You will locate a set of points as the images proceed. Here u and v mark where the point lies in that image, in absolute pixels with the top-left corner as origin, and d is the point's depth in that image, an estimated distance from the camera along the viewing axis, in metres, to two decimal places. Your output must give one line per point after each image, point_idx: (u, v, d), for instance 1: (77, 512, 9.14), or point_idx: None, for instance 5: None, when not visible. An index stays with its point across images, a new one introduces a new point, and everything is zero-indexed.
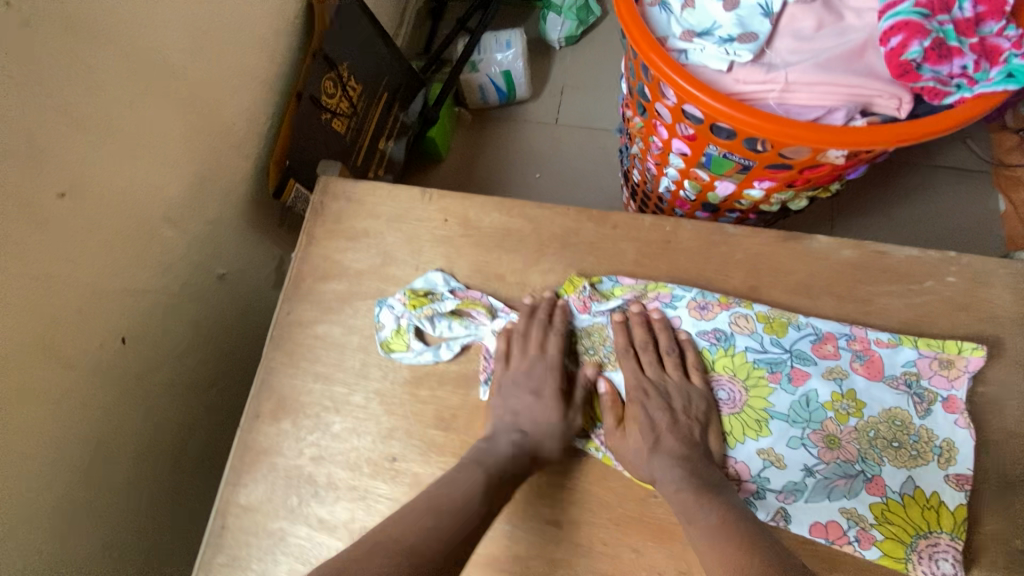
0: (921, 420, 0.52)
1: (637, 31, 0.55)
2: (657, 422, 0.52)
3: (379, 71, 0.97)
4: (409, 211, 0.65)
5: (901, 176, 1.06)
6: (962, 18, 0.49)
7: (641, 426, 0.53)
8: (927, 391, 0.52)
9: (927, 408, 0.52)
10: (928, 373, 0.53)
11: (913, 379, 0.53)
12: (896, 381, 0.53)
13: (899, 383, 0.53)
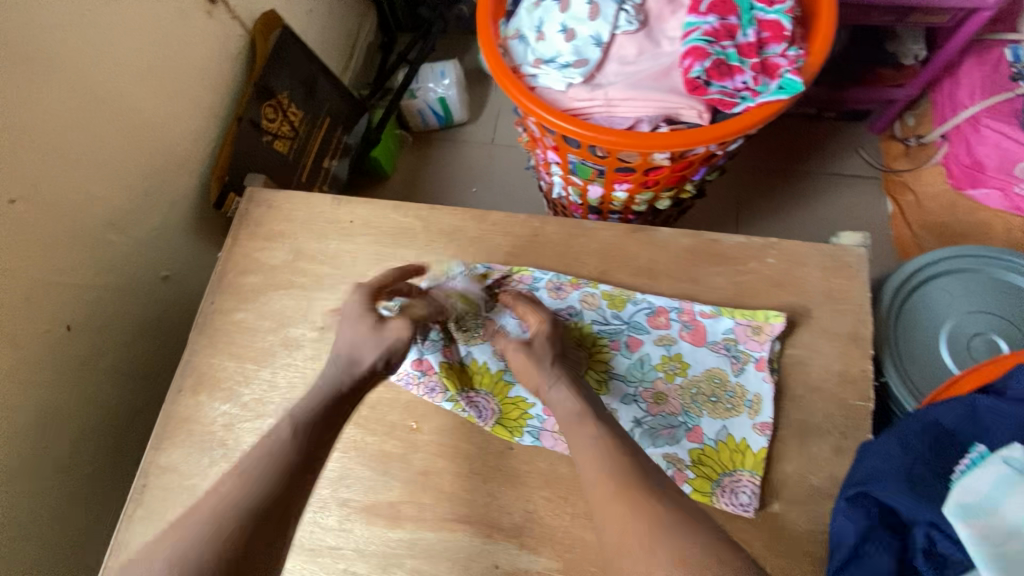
0: (735, 377, 0.61)
1: (493, 60, 0.65)
2: (538, 358, 0.56)
3: (320, 98, 1.09)
4: (320, 215, 0.76)
5: (798, 185, 1.17)
6: (744, 43, 0.60)
7: (528, 367, 0.56)
8: (743, 353, 0.62)
9: (741, 367, 0.61)
10: (743, 339, 0.62)
11: (731, 344, 0.62)
12: (717, 346, 0.62)
13: (719, 347, 0.62)
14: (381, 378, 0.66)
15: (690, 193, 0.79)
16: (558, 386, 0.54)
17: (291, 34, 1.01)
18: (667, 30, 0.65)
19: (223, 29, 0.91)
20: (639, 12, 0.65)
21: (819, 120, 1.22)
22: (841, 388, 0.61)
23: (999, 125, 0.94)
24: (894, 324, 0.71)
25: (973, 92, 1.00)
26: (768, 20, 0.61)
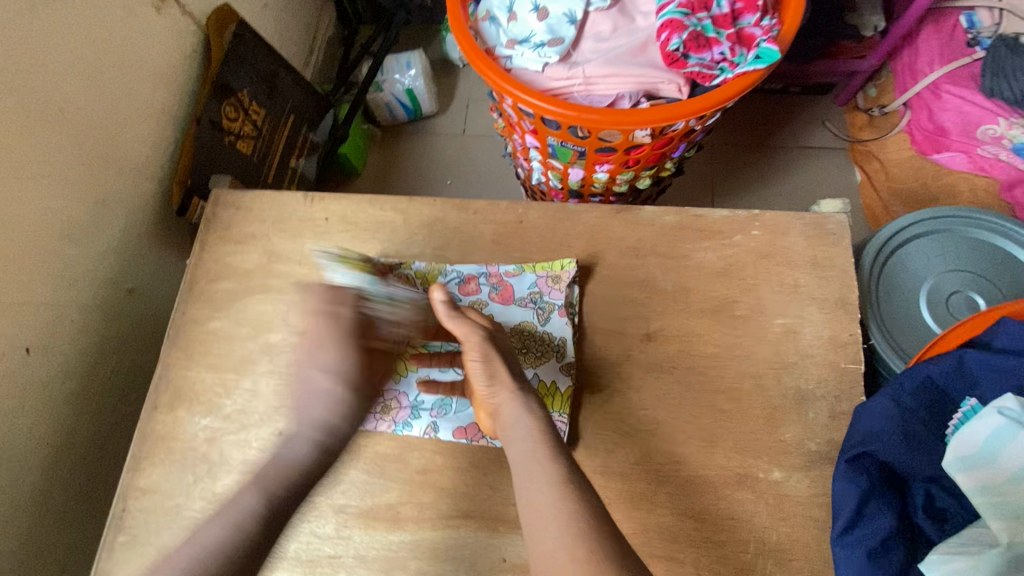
0: (543, 327, 0.63)
1: (466, 43, 0.63)
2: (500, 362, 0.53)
3: (283, 94, 1.04)
4: (293, 214, 0.72)
5: (769, 159, 1.19)
6: (720, 13, 0.60)
7: (496, 373, 0.52)
8: (547, 303, 0.64)
9: (546, 317, 0.64)
10: (546, 290, 0.65)
11: (536, 297, 0.65)
12: (523, 301, 0.65)
13: (526, 302, 0.64)
14: None
15: (669, 170, 0.78)
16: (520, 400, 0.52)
17: (245, 28, 0.96)
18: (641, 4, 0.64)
19: (174, 25, 0.86)
20: None
21: (785, 94, 1.23)
22: (832, 353, 0.61)
23: (959, 91, 0.99)
24: (876, 288, 0.73)
25: (932, 59, 1.03)
26: None
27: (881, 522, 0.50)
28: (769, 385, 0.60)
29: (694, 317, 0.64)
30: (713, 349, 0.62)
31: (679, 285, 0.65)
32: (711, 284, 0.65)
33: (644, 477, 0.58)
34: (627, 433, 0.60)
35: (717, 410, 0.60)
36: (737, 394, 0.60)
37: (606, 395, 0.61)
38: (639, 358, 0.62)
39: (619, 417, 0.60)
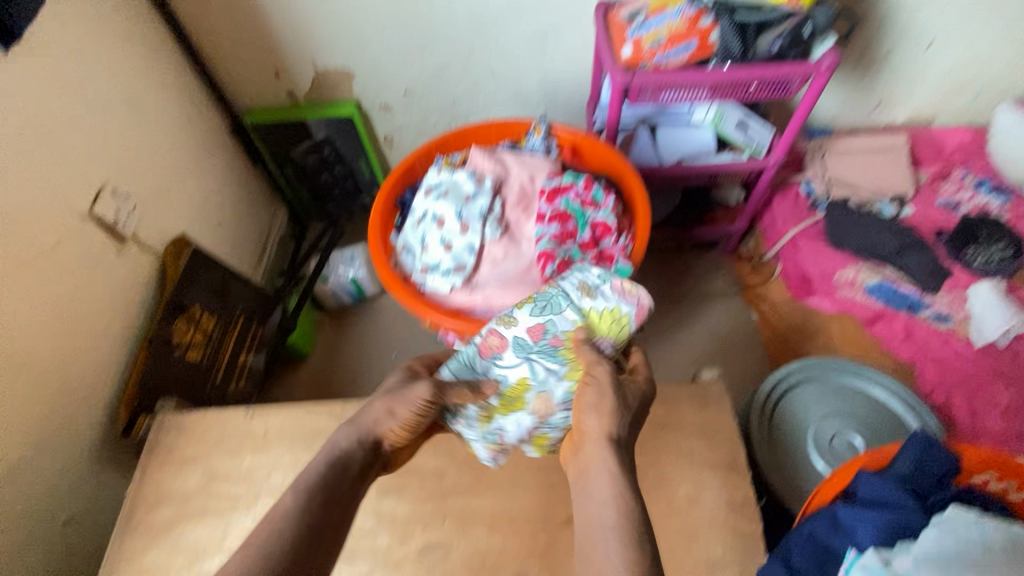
0: (535, 356, 0.71)
1: (386, 275, 0.77)
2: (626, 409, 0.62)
3: (233, 299, 1.15)
4: (233, 431, 0.78)
5: (677, 308, 1.35)
6: (583, 241, 0.78)
7: (613, 420, 0.59)
8: (557, 360, 0.71)
9: (547, 355, 0.71)
10: (557, 343, 0.71)
11: (558, 346, 0.71)
12: (553, 339, 0.71)
13: (552, 342, 0.71)
14: None
15: None
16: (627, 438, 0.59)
17: (198, 253, 1.09)
18: (525, 232, 0.81)
19: (133, 261, 0.98)
20: (500, 222, 0.80)
21: (681, 251, 1.42)
22: (730, 514, 0.68)
23: (812, 245, 1.20)
24: (770, 437, 0.82)
25: (786, 219, 1.26)
26: (598, 220, 0.79)
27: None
28: (680, 556, 0.65)
29: None
30: None
31: None
32: None
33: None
34: None
35: None
36: None
37: None
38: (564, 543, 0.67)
39: None
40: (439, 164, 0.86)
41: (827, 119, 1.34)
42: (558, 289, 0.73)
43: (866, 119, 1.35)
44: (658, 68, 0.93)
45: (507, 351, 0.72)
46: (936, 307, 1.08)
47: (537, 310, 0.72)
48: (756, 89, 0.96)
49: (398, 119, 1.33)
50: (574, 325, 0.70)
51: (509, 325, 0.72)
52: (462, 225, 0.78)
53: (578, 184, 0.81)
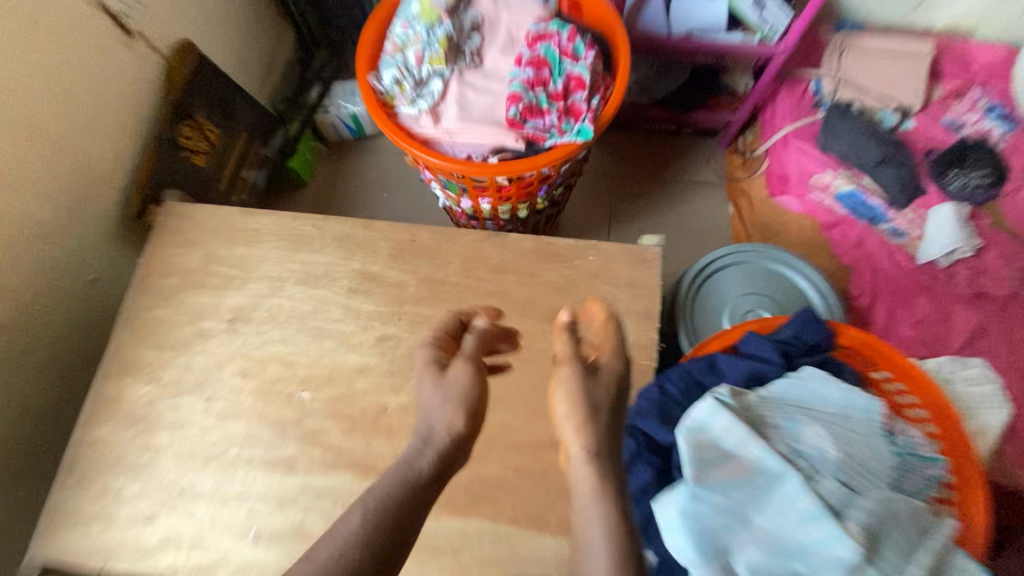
0: (408, 25, 0.82)
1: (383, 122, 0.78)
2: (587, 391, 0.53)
3: (237, 113, 1.21)
4: (229, 226, 0.90)
5: (656, 191, 1.38)
6: (554, 90, 0.78)
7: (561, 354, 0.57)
8: (417, 23, 0.82)
9: (413, 11, 0.83)
10: (415, 21, 0.82)
11: (416, 22, 0.82)
12: (413, 25, 0.82)
13: (413, 26, 0.82)
14: (283, 360, 0.81)
15: (543, 204, 0.96)
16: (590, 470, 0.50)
17: (205, 63, 1.13)
18: (495, 68, 0.82)
19: (140, 56, 1.01)
20: (476, 59, 0.82)
21: (680, 134, 1.41)
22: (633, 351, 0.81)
23: (801, 144, 1.21)
24: (692, 302, 0.93)
25: (785, 116, 1.25)
26: (573, 73, 0.78)
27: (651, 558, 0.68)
28: None
29: (537, 320, 0.82)
30: (547, 346, 0.81)
31: (527, 297, 0.84)
32: (555, 296, 0.84)
33: (483, 449, 0.75)
34: None
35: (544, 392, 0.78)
36: None
37: None
38: (493, 352, 0.80)
39: None
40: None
41: (861, 13, 1.27)
42: None
43: (904, 20, 1.27)
44: None
45: (401, 40, 0.82)
46: (896, 222, 1.12)
47: (409, 10, 0.83)
48: None
49: None
50: (421, 8, 0.82)
51: (406, 19, 0.83)
52: (436, 73, 0.80)
53: (561, 35, 0.79)
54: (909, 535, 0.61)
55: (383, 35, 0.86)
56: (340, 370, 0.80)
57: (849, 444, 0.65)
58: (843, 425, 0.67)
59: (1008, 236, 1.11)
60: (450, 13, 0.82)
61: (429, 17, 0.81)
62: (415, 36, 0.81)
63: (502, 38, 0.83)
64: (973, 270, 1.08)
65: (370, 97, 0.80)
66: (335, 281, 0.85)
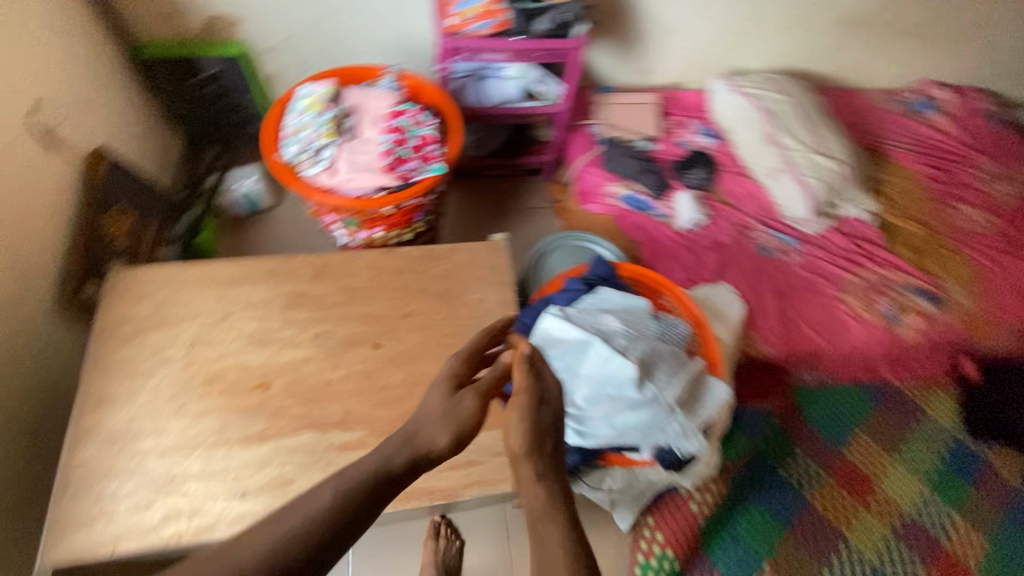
0: (301, 116, 1.18)
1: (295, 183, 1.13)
2: (526, 419, 0.79)
3: (147, 204, 1.42)
4: (173, 278, 1.12)
5: (506, 218, 1.82)
6: (412, 145, 1.16)
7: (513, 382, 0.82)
8: (307, 114, 1.17)
9: (303, 106, 1.19)
10: (305, 112, 1.18)
11: (307, 113, 1.17)
12: (304, 115, 1.17)
13: (305, 116, 1.17)
14: (241, 366, 1.05)
15: (421, 228, 1.33)
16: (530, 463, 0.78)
17: (117, 166, 1.35)
18: (368, 136, 1.19)
19: (64, 163, 1.22)
20: (354, 132, 1.19)
21: (516, 176, 1.89)
22: (502, 308, 1.18)
23: (592, 169, 1.74)
24: (534, 276, 1.37)
25: (578, 151, 1.79)
26: (423, 133, 1.18)
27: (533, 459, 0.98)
28: (470, 326, 1.14)
29: (431, 301, 1.16)
30: (442, 315, 1.15)
31: (421, 287, 1.17)
32: (441, 283, 1.19)
33: (409, 391, 1.05)
34: (400, 364, 1.08)
35: (445, 345, 1.11)
36: (455, 335, 1.13)
37: (383, 350, 1.09)
38: (404, 327, 1.12)
39: (392, 360, 1.08)
40: (311, 98, 1.19)
41: (613, 80, 1.89)
42: (306, 89, 1.21)
43: (641, 82, 1.91)
44: (473, 35, 1.36)
45: (297, 126, 1.17)
46: (660, 209, 1.67)
47: (300, 106, 1.19)
48: (539, 54, 1.43)
49: (281, 59, 1.61)
50: (309, 104, 1.18)
51: (299, 112, 1.18)
52: (326, 144, 1.15)
53: (410, 112, 1.20)
54: (671, 363, 1.05)
55: (282, 124, 1.21)
56: (289, 363, 1.06)
57: (631, 322, 1.08)
58: (627, 312, 1.10)
59: (726, 205, 1.72)
60: (330, 105, 1.19)
61: (316, 109, 1.17)
62: (307, 122, 1.16)
63: (369, 117, 1.21)
64: (709, 230, 1.65)
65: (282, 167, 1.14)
66: (273, 302, 1.12)
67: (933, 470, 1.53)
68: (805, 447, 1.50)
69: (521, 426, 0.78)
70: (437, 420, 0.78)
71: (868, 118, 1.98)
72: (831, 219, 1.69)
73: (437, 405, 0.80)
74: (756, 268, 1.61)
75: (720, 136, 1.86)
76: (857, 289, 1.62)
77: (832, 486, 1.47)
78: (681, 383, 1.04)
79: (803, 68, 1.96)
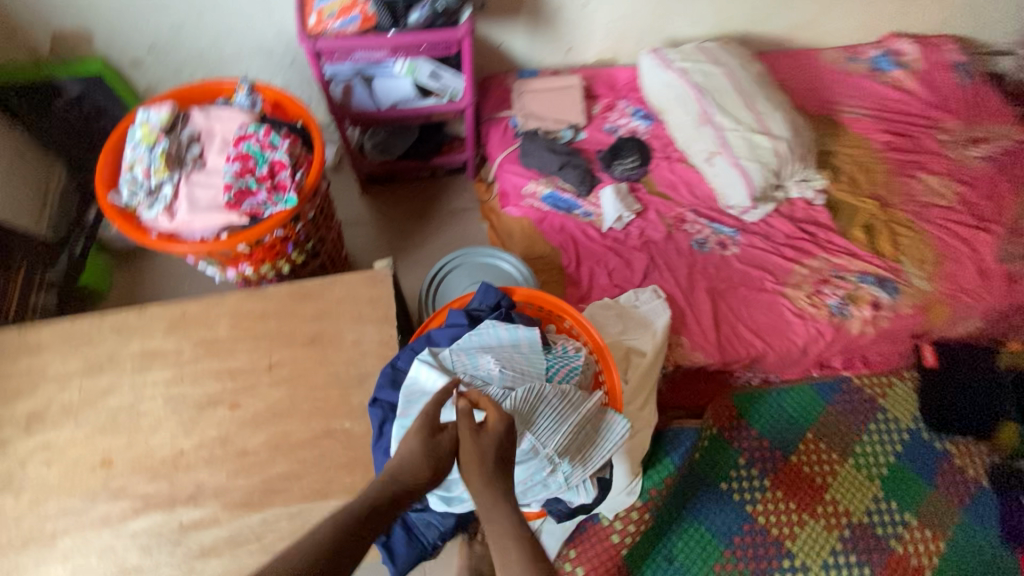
0: (134, 150, 1.04)
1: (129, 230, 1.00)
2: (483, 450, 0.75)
3: (10, 248, 1.31)
4: (8, 343, 1.01)
5: (426, 224, 1.67)
6: (261, 174, 1.02)
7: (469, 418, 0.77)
8: (141, 147, 1.04)
9: (137, 138, 1.05)
10: (138, 146, 1.04)
11: (140, 146, 1.04)
12: (137, 150, 1.04)
13: (138, 151, 1.04)
14: (81, 440, 0.94)
15: (301, 258, 1.20)
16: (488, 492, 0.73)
17: None
18: (214, 168, 1.06)
19: None
20: (198, 164, 1.06)
21: (435, 177, 1.74)
22: (381, 347, 1.05)
23: (511, 167, 1.59)
24: (431, 302, 1.24)
25: (498, 148, 1.62)
26: (274, 159, 1.04)
27: (394, 538, 0.84)
28: (343, 373, 1.02)
29: (300, 346, 1.04)
30: (311, 362, 1.03)
31: (289, 330, 1.06)
32: (311, 324, 1.06)
33: (271, 455, 0.95)
34: (262, 424, 0.97)
35: (313, 396, 1.00)
36: (325, 385, 1.01)
37: (243, 408, 0.98)
38: (268, 379, 1.01)
39: (252, 419, 0.98)
40: (144, 128, 1.05)
41: (533, 63, 1.71)
42: (141, 117, 1.07)
43: (564, 62, 1.73)
44: (339, 35, 1.21)
45: (130, 164, 1.04)
46: (586, 207, 1.54)
47: (133, 139, 1.06)
48: (424, 50, 1.27)
49: (152, 73, 1.48)
50: (143, 136, 1.05)
51: (133, 145, 1.05)
52: (163, 182, 1.02)
53: (259, 134, 1.05)
54: (559, 404, 0.91)
55: (119, 159, 1.07)
56: (136, 433, 0.94)
57: (513, 361, 0.95)
58: (510, 350, 0.96)
59: (658, 196, 1.57)
60: (168, 136, 1.06)
61: (148, 142, 1.04)
62: (140, 159, 1.03)
63: (216, 143, 1.07)
64: (639, 227, 1.52)
65: (115, 213, 1.01)
66: (119, 362, 1.00)
67: (890, 468, 1.41)
68: (747, 453, 1.39)
69: (469, 451, 0.74)
70: (411, 467, 0.74)
71: (819, 84, 1.81)
72: (772, 201, 1.55)
73: (411, 450, 0.75)
74: (688, 267, 1.47)
75: (655, 117, 1.70)
76: (802, 282, 1.47)
77: (778, 497, 1.35)
78: (569, 427, 0.90)
79: (745, 31, 1.78)
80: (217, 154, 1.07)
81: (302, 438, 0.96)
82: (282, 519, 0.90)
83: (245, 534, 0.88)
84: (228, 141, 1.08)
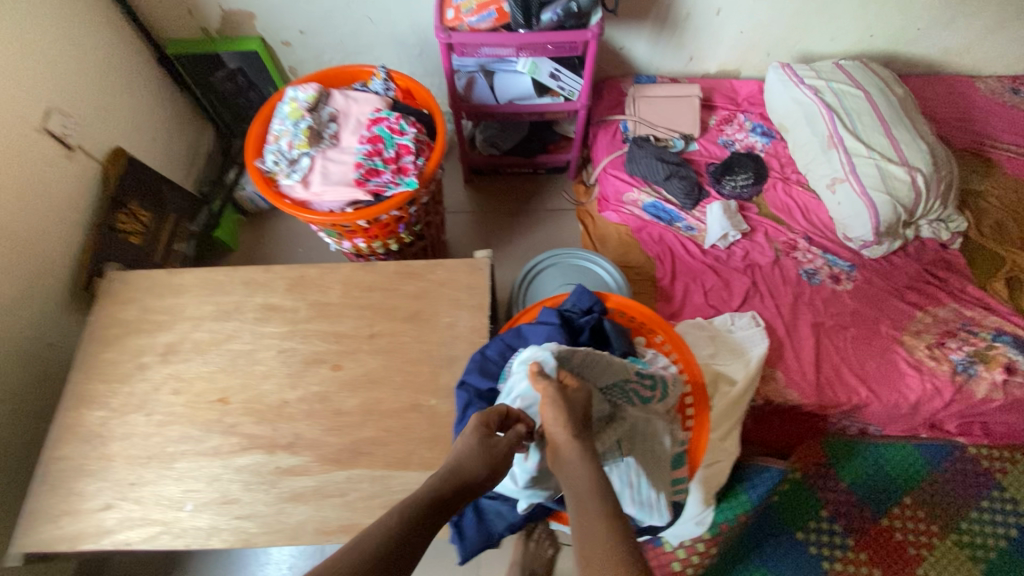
0: (282, 123, 1.14)
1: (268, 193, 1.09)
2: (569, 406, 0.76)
3: (164, 199, 1.47)
4: (159, 283, 1.16)
5: (522, 219, 1.70)
6: (388, 156, 1.09)
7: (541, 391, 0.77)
8: (287, 121, 1.14)
9: (285, 112, 1.15)
10: (286, 119, 1.14)
11: (287, 119, 1.14)
12: (285, 122, 1.14)
13: (285, 124, 1.14)
14: (207, 376, 1.06)
15: (409, 239, 1.27)
16: (571, 444, 0.73)
17: (135, 164, 1.40)
18: (347, 146, 1.14)
19: (82, 165, 1.29)
20: (333, 142, 1.15)
21: (538, 174, 1.76)
22: (473, 334, 1.09)
23: (615, 172, 1.57)
24: (523, 296, 1.26)
25: (604, 151, 1.61)
26: (400, 143, 1.10)
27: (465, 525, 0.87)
28: (435, 353, 1.07)
29: (398, 321, 1.10)
30: (407, 339, 1.09)
31: (391, 305, 1.12)
32: (411, 303, 1.12)
33: (362, 418, 1.02)
34: (357, 388, 1.04)
35: (405, 370, 1.06)
36: (417, 362, 1.06)
37: (342, 371, 1.06)
38: (367, 348, 1.08)
39: (348, 383, 1.05)
40: (292, 103, 1.15)
41: (652, 68, 1.68)
42: (291, 93, 1.17)
43: (684, 69, 1.68)
44: (471, 29, 1.25)
45: (277, 134, 1.14)
46: (688, 221, 1.50)
47: (282, 112, 1.16)
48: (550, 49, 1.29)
49: (298, 54, 1.63)
50: (290, 111, 1.14)
51: (281, 118, 1.15)
52: (303, 155, 1.12)
53: (390, 119, 1.12)
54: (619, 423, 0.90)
55: (267, 129, 1.18)
56: (250, 378, 1.06)
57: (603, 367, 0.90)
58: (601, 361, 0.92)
59: (769, 219, 1.50)
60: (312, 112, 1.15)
61: (295, 117, 1.13)
62: (286, 131, 1.13)
63: (351, 124, 1.16)
64: (744, 248, 1.45)
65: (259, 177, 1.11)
66: (244, 313, 1.12)
67: (1000, 554, 1.25)
68: (831, 506, 1.30)
69: (552, 407, 0.75)
70: (475, 456, 0.72)
71: (971, 113, 1.62)
72: (898, 239, 1.42)
73: (469, 445, 0.73)
74: (792, 298, 1.38)
75: (776, 135, 1.61)
76: (924, 330, 1.33)
77: (862, 560, 1.24)
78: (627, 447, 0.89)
79: (891, 51, 1.64)
80: (351, 133, 1.15)
81: (390, 408, 1.02)
82: (365, 480, 0.97)
83: (331, 487, 0.96)
84: (363, 123, 1.16)
